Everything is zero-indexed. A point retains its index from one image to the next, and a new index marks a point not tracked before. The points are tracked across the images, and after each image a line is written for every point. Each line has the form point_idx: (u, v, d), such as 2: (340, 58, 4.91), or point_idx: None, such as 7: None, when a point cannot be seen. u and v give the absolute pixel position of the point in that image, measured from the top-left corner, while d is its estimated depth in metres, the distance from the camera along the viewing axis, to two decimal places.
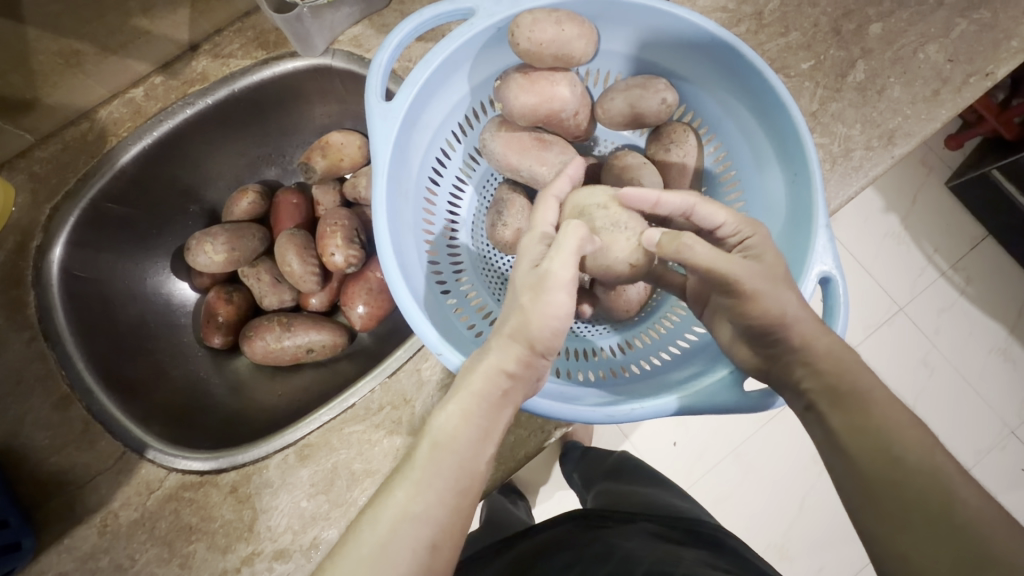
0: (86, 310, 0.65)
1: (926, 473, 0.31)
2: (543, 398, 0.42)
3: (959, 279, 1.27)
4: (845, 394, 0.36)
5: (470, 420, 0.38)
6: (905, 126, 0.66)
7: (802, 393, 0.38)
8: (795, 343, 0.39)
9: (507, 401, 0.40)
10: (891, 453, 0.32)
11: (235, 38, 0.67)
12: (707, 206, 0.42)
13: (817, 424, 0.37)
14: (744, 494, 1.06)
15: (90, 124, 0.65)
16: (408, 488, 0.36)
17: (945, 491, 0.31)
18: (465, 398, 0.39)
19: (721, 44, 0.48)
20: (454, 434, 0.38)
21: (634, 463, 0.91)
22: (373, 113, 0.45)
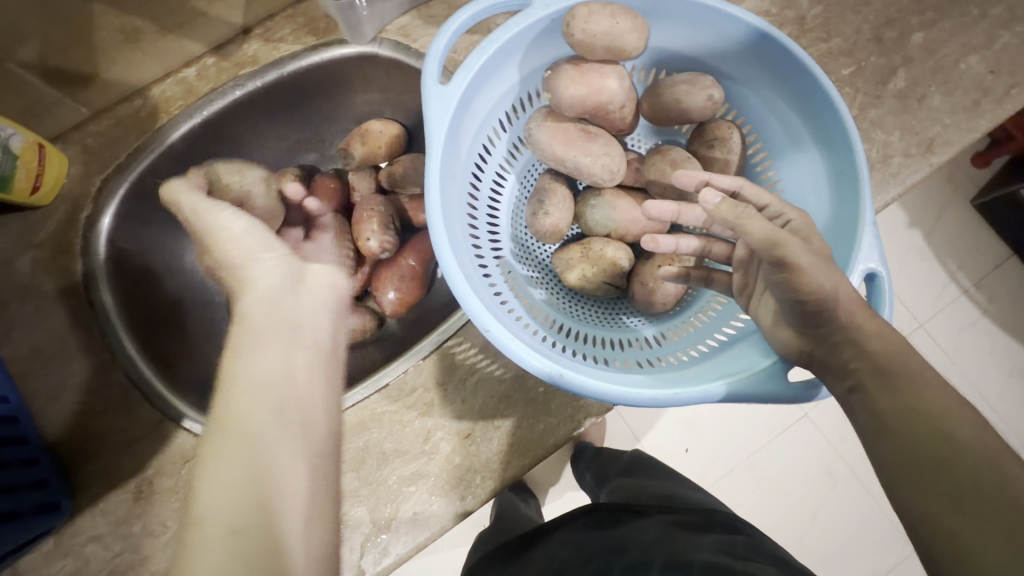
0: (129, 281, 0.66)
1: (979, 454, 0.31)
2: (590, 379, 0.43)
3: (982, 297, 1.26)
4: (892, 371, 0.35)
5: (261, 340, 0.42)
6: (944, 135, 0.66)
7: (848, 375, 0.37)
8: (843, 322, 0.37)
9: (309, 364, 0.43)
10: (943, 433, 0.32)
11: (285, 23, 0.69)
12: (755, 187, 0.44)
13: (862, 405, 0.36)
14: (759, 502, 1.05)
15: (142, 101, 0.67)
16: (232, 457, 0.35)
17: (999, 473, 0.31)
18: (264, 356, 0.41)
19: (770, 42, 0.49)
20: (246, 368, 0.40)
21: (648, 461, 0.91)
22: (430, 95, 0.46)
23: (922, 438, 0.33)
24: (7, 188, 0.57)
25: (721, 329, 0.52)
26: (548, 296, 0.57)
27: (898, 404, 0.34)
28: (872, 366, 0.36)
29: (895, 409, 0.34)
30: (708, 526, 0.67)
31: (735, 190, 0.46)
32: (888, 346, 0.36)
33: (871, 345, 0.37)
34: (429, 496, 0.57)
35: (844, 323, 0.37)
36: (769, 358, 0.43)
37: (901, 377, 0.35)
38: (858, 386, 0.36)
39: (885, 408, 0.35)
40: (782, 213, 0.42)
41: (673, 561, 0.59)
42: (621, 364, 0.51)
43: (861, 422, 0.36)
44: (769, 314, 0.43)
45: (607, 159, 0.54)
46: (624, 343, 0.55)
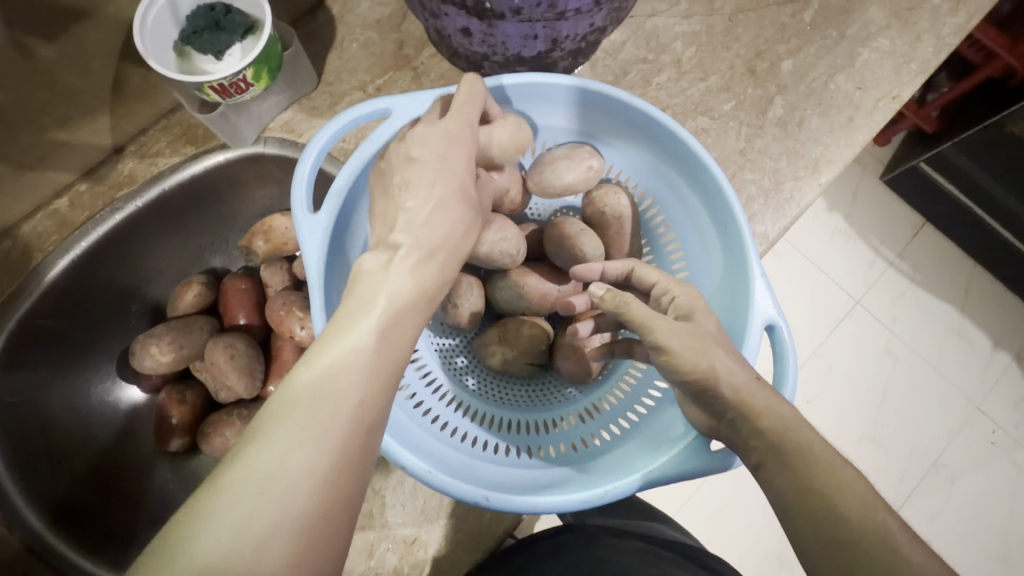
0: (22, 437, 0.61)
1: (871, 533, 0.32)
2: (519, 495, 0.42)
3: (906, 267, 1.33)
4: (786, 449, 0.36)
5: (355, 354, 0.36)
6: (827, 154, 0.70)
7: (751, 450, 0.39)
8: (730, 399, 0.39)
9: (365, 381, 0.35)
10: (836, 517, 0.33)
11: (161, 136, 0.66)
12: (643, 267, 0.48)
13: (767, 484, 0.37)
14: (742, 515, 1.02)
15: (13, 242, 0.62)
16: (283, 436, 0.33)
17: (891, 552, 0.32)
18: (380, 315, 0.38)
19: (635, 108, 0.50)
20: (332, 377, 0.35)
21: None
22: (301, 226, 0.45)
23: (818, 512, 0.34)
24: None
25: (645, 397, 0.54)
26: (478, 387, 0.58)
27: (789, 476, 0.36)
28: (766, 440, 0.37)
29: (789, 481, 0.36)
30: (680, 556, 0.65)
31: (629, 271, 0.49)
32: (778, 423, 0.38)
33: (761, 423, 0.38)
34: None
35: (733, 400, 0.39)
36: (691, 434, 0.45)
37: (793, 450, 0.36)
38: (762, 464, 0.37)
39: (783, 487, 0.36)
40: (667, 288, 0.46)
41: None
42: (553, 452, 0.52)
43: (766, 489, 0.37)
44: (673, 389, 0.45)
45: (504, 244, 0.53)
46: (556, 424, 0.56)
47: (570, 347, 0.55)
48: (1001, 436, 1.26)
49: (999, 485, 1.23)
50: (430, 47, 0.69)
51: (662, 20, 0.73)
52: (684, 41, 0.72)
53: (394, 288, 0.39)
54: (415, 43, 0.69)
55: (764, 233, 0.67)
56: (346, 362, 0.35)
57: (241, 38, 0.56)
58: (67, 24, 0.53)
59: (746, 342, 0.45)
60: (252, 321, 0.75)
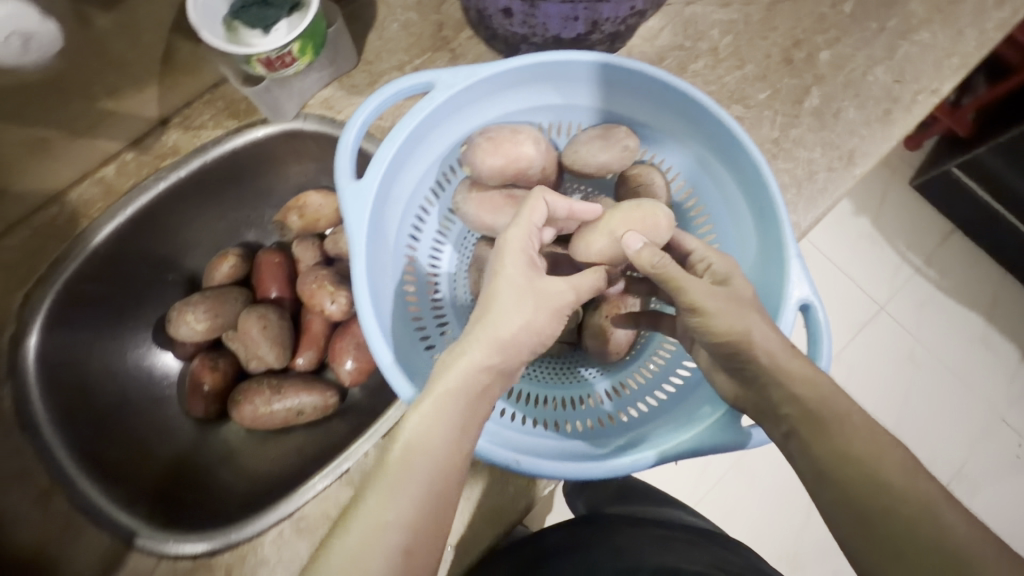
0: (65, 395, 0.63)
1: (914, 499, 0.34)
2: (551, 460, 0.43)
3: (933, 273, 1.31)
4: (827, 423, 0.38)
5: (441, 420, 0.40)
6: (863, 146, 0.69)
7: (783, 420, 0.41)
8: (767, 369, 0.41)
9: (448, 447, 0.40)
10: (879, 483, 0.35)
11: (204, 109, 0.67)
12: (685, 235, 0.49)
13: (801, 452, 0.39)
14: (756, 512, 1.03)
15: (61, 207, 0.64)
16: (381, 494, 0.38)
17: (934, 517, 0.33)
18: (457, 372, 0.42)
19: (671, 89, 0.50)
20: (420, 447, 0.39)
21: (638, 487, 0.88)
22: (344, 193, 0.45)
23: (860, 482, 0.36)
24: None
25: (672, 377, 0.55)
26: None
27: (826, 453, 0.38)
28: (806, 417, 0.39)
29: (828, 452, 0.38)
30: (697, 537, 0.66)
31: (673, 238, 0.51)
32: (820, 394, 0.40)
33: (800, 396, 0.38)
34: None
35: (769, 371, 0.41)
36: (722, 408, 0.47)
37: None
38: (795, 433, 0.40)
39: (825, 459, 0.37)
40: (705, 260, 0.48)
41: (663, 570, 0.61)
42: (576, 426, 0.53)
43: (808, 462, 0.39)
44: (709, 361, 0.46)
45: None
46: (579, 401, 0.56)
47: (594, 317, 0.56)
48: None
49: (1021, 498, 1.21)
50: (468, 30, 0.69)
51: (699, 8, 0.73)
52: (721, 29, 0.72)
53: (475, 355, 0.43)
54: (453, 25, 0.70)
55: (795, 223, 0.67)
56: (432, 429, 0.40)
57: (288, 14, 0.57)
58: None
59: (781, 321, 0.45)
60: (284, 295, 0.77)
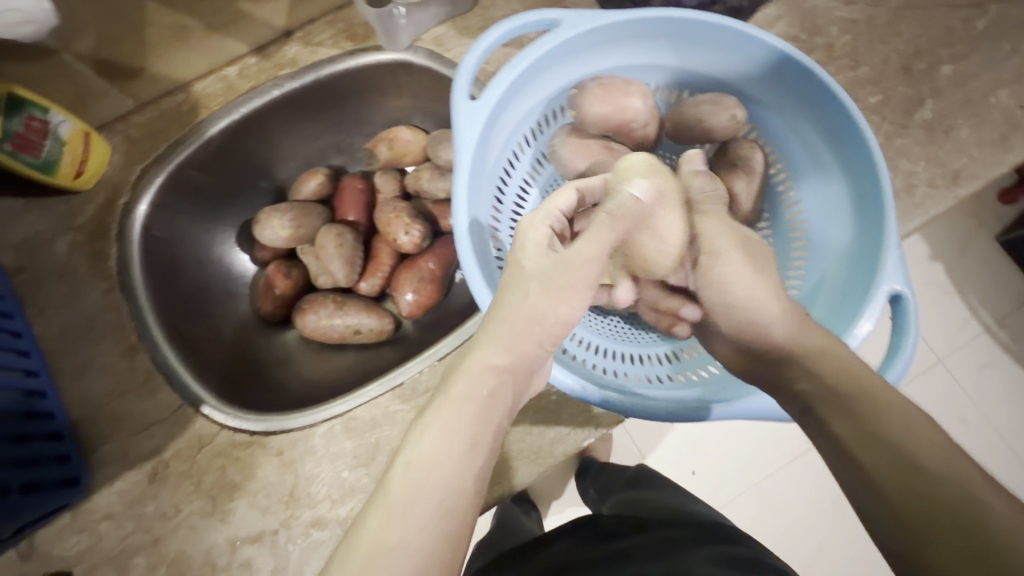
0: (159, 268, 0.69)
1: (951, 482, 0.33)
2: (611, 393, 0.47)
3: (1004, 335, 1.24)
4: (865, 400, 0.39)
5: (453, 435, 0.38)
6: (971, 168, 0.66)
7: (799, 398, 0.43)
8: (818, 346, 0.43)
9: (457, 460, 0.38)
10: (915, 465, 0.35)
11: (326, 29, 0.71)
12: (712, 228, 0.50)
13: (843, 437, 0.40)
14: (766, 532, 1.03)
15: (185, 96, 0.70)
16: (383, 518, 0.35)
17: (975, 505, 0.32)
18: (469, 389, 0.41)
19: (794, 64, 0.49)
20: (427, 460, 0.37)
21: (654, 475, 0.89)
22: (460, 110, 0.48)
23: (895, 461, 0.35)
24: (52, 171, 0.61)
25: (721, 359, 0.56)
26: None
27: (842, 423, 0.38)
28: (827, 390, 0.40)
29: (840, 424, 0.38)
30: (705, 540, 0.66)
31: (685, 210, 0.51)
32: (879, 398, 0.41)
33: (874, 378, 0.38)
34: None
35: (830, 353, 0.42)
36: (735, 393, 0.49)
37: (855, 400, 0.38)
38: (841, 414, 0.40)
39: (855, 435, 0.37)
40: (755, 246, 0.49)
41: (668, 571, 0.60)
42: (631, 376, 0.55)
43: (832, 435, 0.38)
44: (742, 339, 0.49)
45: None
46: (640, 356, 0.58)
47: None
48: None
49: None
50: None
51: (822, 2, 0.71)
52: (841, 27, 0.71)
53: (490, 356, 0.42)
54: None
55: None
56: (438, 441, 0.38)
57: None
58: None
59: (868, 306, 0.45)
60: (360, 220, 0.80)
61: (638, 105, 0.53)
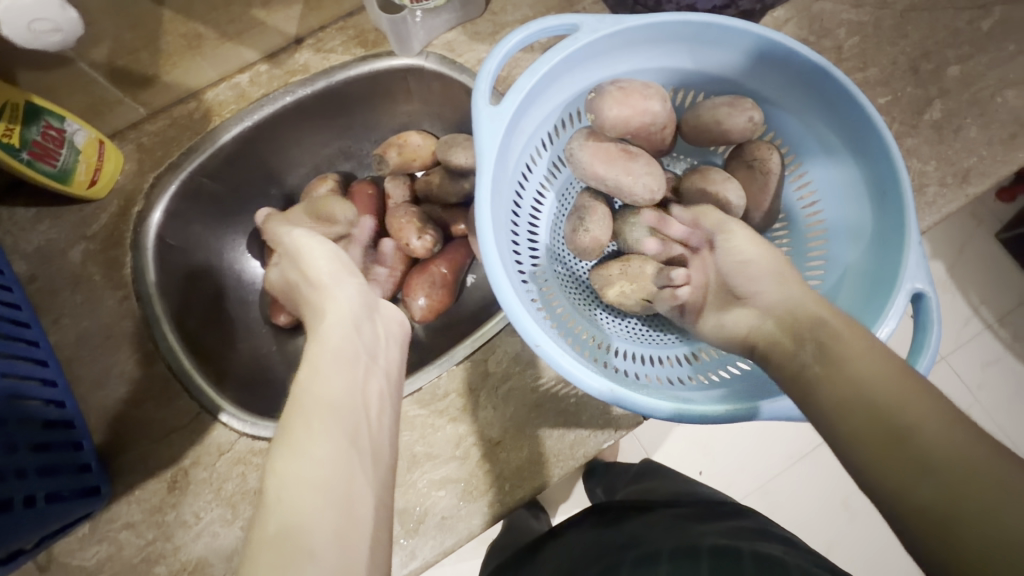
0: (173, 276, 0.68)
1: (910, 413, 0.36)
2: (644, 396, 0.46)
3: (1006, 331, 1.25)
4: (867, 359, 0.39)
5: (325, 418, 0.39)
6: (980, 166, 0.67)
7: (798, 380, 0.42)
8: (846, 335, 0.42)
9: (342, 439, 0.39)
10: (870, 403, 0.37)
11: (336, 35, 0.71)
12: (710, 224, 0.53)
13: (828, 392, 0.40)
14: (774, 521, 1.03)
15: (197, 104, 0.70)
16: (287, 509, 0.34)
17: (936, 428, 0.35)
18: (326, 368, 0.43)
19: (811, 66, 0.50)
20: (307, 452, 0.37)
21: (656, 467, 0.90)
22: (481, 115, 0.48)
23: (860, 403, 0.38)
24: (68, 180, 0.61)
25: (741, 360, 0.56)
26: (580, 307, 0.59)
27: (840, 402, 0.39)
28: (840, 377, 0.39)
29: (835, 400, 0.39)
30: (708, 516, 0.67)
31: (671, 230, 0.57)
32: None
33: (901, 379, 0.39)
34: (457, 501, 0.58)
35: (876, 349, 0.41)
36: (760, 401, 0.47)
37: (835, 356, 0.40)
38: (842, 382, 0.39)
39: (826, 389, 0.40)
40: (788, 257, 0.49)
41: (682, 546, 0.59)
42: (651, 379, 0.54)
43: (827, 417, 0.39)
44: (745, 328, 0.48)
45: (648, 179, 0.55)
46: (656, 360, 0.58)
47: (643, 261, 0.58)
48: None
49: None
50: None
51: (829, 5, 0.72)
52: (848, 29, 0.71)
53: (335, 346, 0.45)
54: None
55: None
56: (311, 429, 0.38)
57: None
58: None
59: (890, 305, 0.45)
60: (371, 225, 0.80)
61: (656, 107, 0.53)
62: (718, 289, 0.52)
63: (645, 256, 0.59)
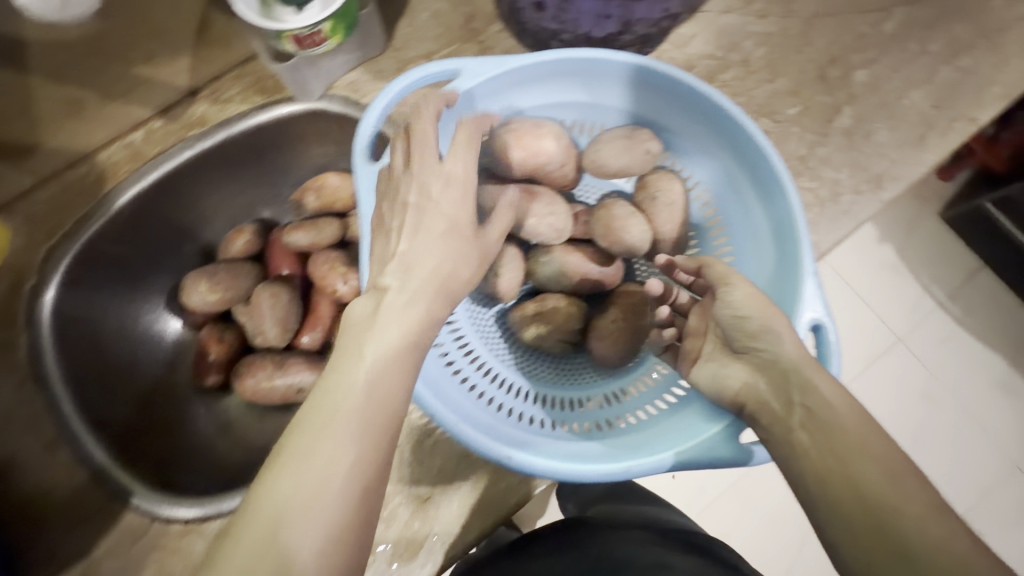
0: (77, 351, 0.65)
1: (889, 491, 0.38)
2: (543, 457, 0.44)
3: (957, 308, 1.21)
4: (838, 430, 0.41)
5: (363, 400, 0.38)
6: (891, 170, 0.67)
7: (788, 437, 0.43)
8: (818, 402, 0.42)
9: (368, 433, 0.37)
10: (851, 476, 0.39)
11: (233, 84, 0.68)
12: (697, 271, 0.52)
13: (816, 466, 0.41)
14: (739, 518, 1.03)
15: (88, 167, 0.65)
16: (305, 478, 0.35)
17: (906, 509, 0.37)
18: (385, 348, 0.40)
19: (702, 97, 0.49)
20: (338, 428, 0.37)
21: (629, 485, 0.88)
22: (360, 172, 0.49)
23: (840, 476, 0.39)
24: None
25: (663, 396, 0.55)
26: (499, 356, 0.58)
27: (821, 477, 0.40)
28: (826, 450, 0.40)
29: (819, 473, 0.40)
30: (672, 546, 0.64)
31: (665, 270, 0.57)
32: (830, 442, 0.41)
33: None
34: (388, 564, 0.56)
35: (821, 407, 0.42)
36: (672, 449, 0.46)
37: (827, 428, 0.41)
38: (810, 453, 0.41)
39: (816, 458, 0.41)
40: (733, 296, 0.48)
41: None
42: (573, 427, 0.53)
43: (807, 486, 0.41)
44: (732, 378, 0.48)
45: (552, 219, 0.54)
46: (577, 404, 0.56)
47: (560, 297, 0.58)
48: None
49: None
50: (497, 23, 0.70)
51: (735, 18, 0.72)
52: (756, 41, 0.71)
53: (381, 331, 0.41)
54: (483, 17, 0.70)
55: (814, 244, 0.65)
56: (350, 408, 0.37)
57: None
58: None
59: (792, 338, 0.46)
60: (295, 272, 0.77)
61: (550, 147, 0.53)
62: (716, 337, 0.51)
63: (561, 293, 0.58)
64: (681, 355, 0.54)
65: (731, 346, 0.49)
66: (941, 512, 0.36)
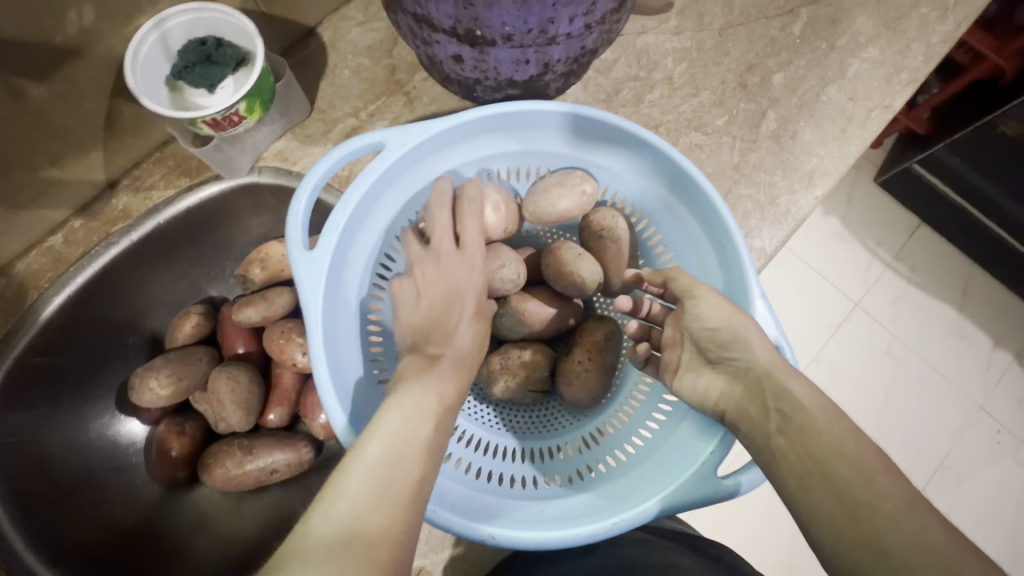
0: (24, 477, 0.62)
1: (867, 483, 0.37)
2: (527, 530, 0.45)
3: (904, 268, 1.25)
4: (807, 431, 0.41)
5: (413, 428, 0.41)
6: (821, 166, 0.70)
7: (766, 448, 0.43)
8: (790, 412, 0.42)
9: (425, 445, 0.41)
10: (827, 474, 0.39)
11: (155, 169, 0.66)
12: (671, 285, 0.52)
13: (792, 475, 0.41)
14: (737, 509, 0.99)
15: (7, 280, 0.63)
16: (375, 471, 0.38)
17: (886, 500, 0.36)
18: (397, 431, 0.41)
19: (635, 137, 0.53)
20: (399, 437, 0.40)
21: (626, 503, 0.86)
22: (298, 264, 0.49)
23: (815, 476, 0.39)
24: None
25: (638, 432, 0.57)
26: (475, 419, 0.59)
27: (801, 480, 0.40)
28: (802, 451, 0.40)
29: (798, 477, 0.40)
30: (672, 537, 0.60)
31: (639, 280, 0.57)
32: (802, 447, 0.41)
33: None
34: None
35: (790, 415, 0.42)
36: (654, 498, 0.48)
37: (799, 431, 0.41)
38: (782, 466, 0.41)
39: (793, 463, 0.41)
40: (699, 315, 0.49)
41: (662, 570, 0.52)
42: (551, 481, 0.55)
43: (789, 491, 0.40)
44: (713, 387, 0.48)
45: (503, 272, 0.55)
46: (554, 452, 0.58)
47: (522, 347, 0.57)
48: (1006, 435, 1.19)
49: (1005, 488, 1.16)
50: (422, 72, 0.69)
51: (652, 37, 0.74)
52: (675, 57, 0.73)
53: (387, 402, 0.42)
54: (407, 68, 0.69)
55: (761, 247, 0.67)
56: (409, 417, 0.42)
57: (233, 71, 0.56)
58: (58, 64, 0.53)
59: None
60: (251, 349, 0.73)
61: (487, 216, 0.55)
62: (691, 347, 0.52)
63: (522, 343, 0.58)
64: (662, 366, 0.54)
65: (706, 356, 0.50)
66: (912, 506, 0.36)
